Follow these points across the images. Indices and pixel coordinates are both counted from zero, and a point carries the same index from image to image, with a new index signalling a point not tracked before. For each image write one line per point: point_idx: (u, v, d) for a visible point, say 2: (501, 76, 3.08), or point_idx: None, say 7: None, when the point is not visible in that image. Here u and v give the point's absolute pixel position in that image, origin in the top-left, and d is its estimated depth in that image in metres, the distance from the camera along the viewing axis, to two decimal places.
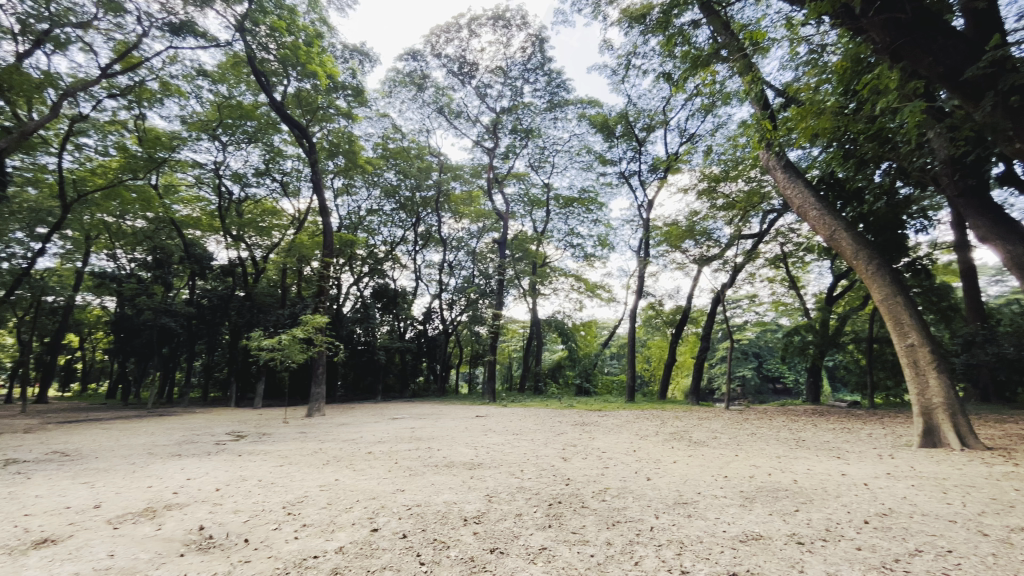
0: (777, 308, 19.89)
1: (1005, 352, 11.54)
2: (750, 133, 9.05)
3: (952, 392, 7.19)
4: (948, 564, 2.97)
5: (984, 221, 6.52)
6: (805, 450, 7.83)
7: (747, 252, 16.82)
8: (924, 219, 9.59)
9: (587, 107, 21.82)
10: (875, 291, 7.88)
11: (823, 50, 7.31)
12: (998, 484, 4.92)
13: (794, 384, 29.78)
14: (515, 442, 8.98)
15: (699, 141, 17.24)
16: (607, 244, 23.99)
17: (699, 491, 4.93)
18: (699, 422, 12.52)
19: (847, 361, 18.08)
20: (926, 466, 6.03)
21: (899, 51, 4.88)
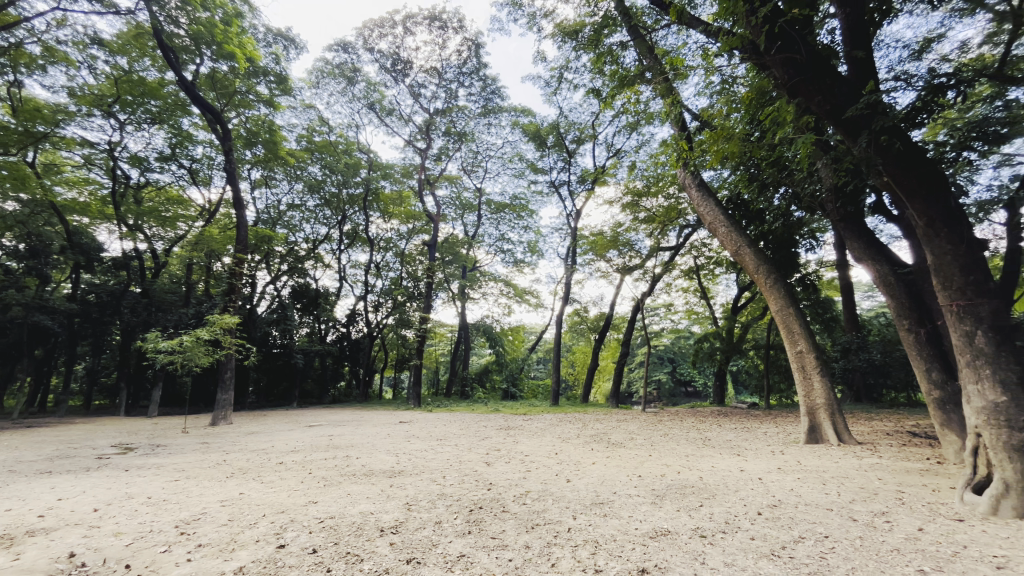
0: (690, 317, 21.36)
1: (873, 358, 13.36)
2: (669, 152, 9.65)
3: (832, 394, 8.13)
4: (825, 548, 3.32)
5: (859, 244, 7.50)
6: (710, 448, 8.45)
7: (664, 263, 17.93)
8: (813, 239, 10.74)
9: (521, 115, 22.18)
10: (772, 302, 8.70)
11: (732, 81, 8.01)
12: (865, 474, 5.61)
13: (703, 387, 32.10)
14: (439, 448, 8.85)
15: (624, 156, 18.13)
16: (536, 251, 24.46)
17: (615, 491, 5.14)
18: (618, 424, 13.08)
19: (748, 366, 19.78)
20: (809, 460, 6.75)
21: (795, 88, 5.42)
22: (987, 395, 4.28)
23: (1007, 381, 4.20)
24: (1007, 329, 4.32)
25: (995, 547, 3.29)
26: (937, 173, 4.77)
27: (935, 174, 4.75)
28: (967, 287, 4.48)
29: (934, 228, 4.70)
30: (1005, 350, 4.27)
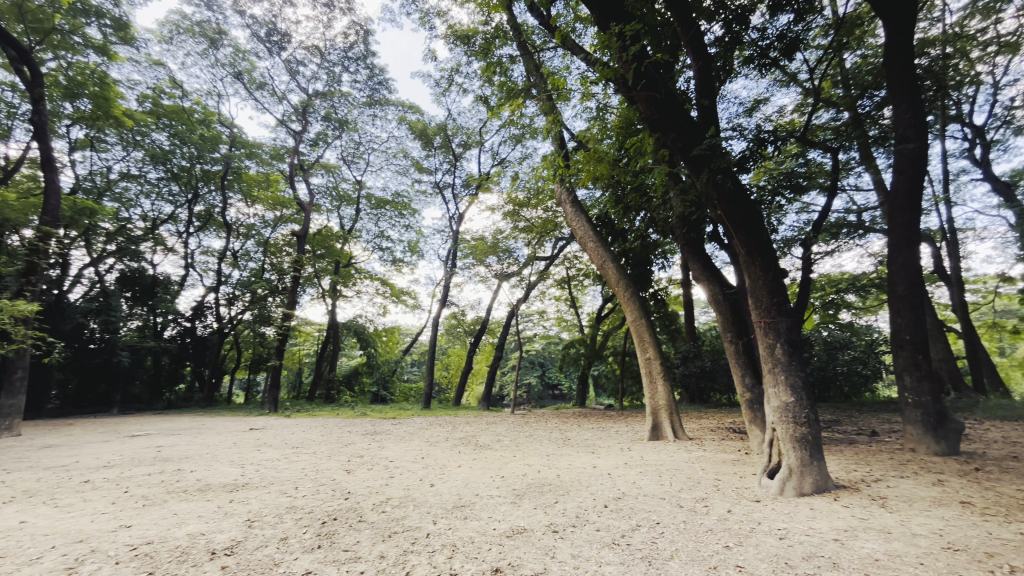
0: (560, 324, 22.65)
1: (705, 364, 15.67)
2: (548, 167, 10.20)
3: (672, 396, 9.25)
4: (655, 533, 3.74)
5: (698, 266, 8.68)
6: (569, 447, 9.03)
7: (540, 272, 18.80)
8: (665, 259, 12.14)
9: (408, 112, 21.59)
10: (629, 312, 9.63)
11: (606, 110, 8.78)
12: (692, 466, 6.47)
13: (567, 390, 34.26)
14: (294, 456, 8.12)
15: (508, 166, 18.66)
16: (416, 251, 23.90)
17: (478, 493, 5.22)
18: (487, 426, 13.33)
19: (607, 371, 21.58)
20: (650, 455, 7.58)
21: (655, 124, 6.13)
22: (781, 396, 5.23)
23: (794, 384, 5.19)
24: (797, 342, 5.34)
25: (779, 521, 4.02)
26: (755, 211, 5.72)
27: (754, 212, 5.70)
28: (770, 306, 5.46)
29: (752, 257, 5.63)
30: (794, 360, 5.27)
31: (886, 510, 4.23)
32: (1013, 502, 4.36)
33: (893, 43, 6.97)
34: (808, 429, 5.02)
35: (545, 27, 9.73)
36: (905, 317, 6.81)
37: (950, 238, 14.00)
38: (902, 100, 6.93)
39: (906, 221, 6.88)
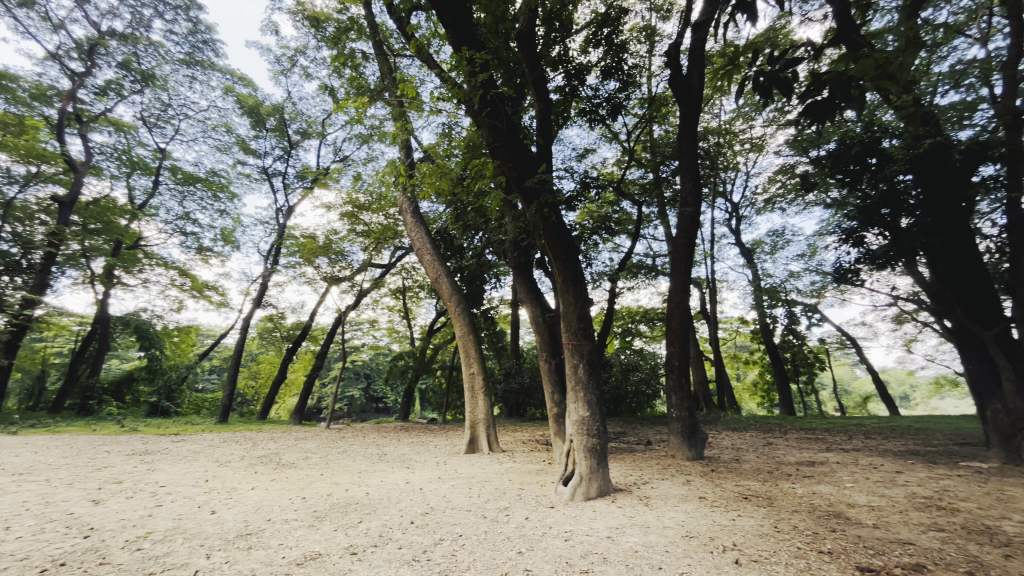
0: (390, 335, 21.96)
1: (524, 381, 16.76)
2: (391, 173, 9.96)
3: (490, 410, 9.67)
4: (456, 547, 3.82)
5: (524, 288, 9.34)
6: (384, 463, 8.70)
7: (374, 280, 18.03)
8: (497, 280, 12.78)
9: (238, 82, 18.93)
10: (458, 327, 9.85)
11: (454, 129, 9.03)
12: (500, 477, 6.84)
13: (392, 404, 33.23)
14: (12, 487, 6.19)
15: (350, 164, 17.66)
16: (231, 241, 20.78)
17: (270, 518, 4.67)
18: (295, 442, 12.08)
19: (434, 384, 21.60)
20: (463, 468, 7.76)
21: (496, 150, 6.52)
22: (579, 411, 5.89)
23: (590, 400, 5.91)
24: (595, 363, 6.12)
25: (566, 524, 4.48)
26: (572, 245, 6.44)
27: (572, 245, 6.40)
28: (577, 331, 6.16)
29: (567, 284, 6.29)
30: (592, 378, 6.01)
31: (648, 508, 5.05)
32: (731, 495, 5.62)
33: (686, 126, 8.62)
34: (597, 440, 5.75)
35: (403, 33, 9.62)
36: (675, 346, 8.33)
37: (711, 286, 17.75)
38: (688, 172, 8.61)
39: (683, 268, 8.50)
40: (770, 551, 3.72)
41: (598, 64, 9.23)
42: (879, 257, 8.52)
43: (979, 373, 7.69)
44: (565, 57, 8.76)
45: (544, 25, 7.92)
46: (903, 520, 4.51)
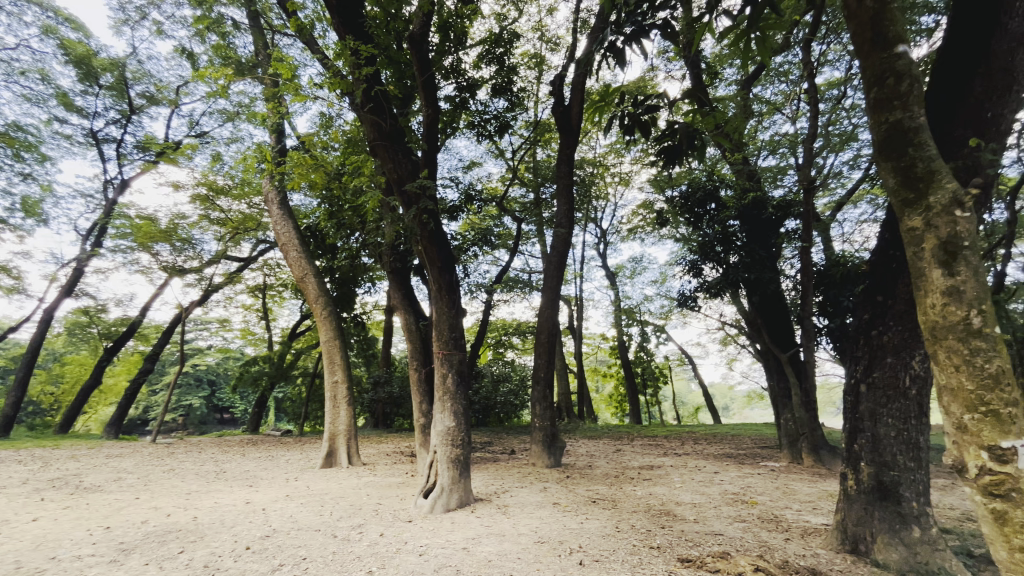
0: (244, 337, 19.65)
1: (393, 391, 16.09)
2: (257, 159, 8.98)
3: (353, 421, 9.12)
4: (298, 572, 3.49)
5: (399, 293, 9.09)
6: (221, 482, 7.67)
7: (228, 275, 16.00)
8: (372, 285, 12.22)
9: (62, 24, 15.58)
10: (323, 331, 9.18)
11: (334, 121, 8.49)
12: (357, 492, 6.45)
13: (240, 415, 29.63)
14: None
15: (208, 142, 15.55)
16: (35, 212, 16.84)
17: (55, 556, 3.79)
18: (104, 460, 10.06)
19: (293, 393, 19.76)
20: (316, 484, 7.17)
21: (376, 148, 6.30)
22: (445, 421, 5.84)
23: (455, 410, 5.90)
24: (464, 373, 6.14)
25: (422, 538, 4.38)
26: (450, 253, 6.43)
27: (449, 253, 6.38)
28: (448, 340, 6.12)
29: (441, 293, 6.24)
30: (459, 388, 6.01)
31: (504, 516, 5.17)
32: (582, 500, 6.02)
33: (565, 152, 9.20)
34: (460, 450, 5.76)
35: (283, 10, 8.83)
36: (543, 359, 8.75)
37: (579, 304, 19.07)
38: (563, 196, 9.19)
39: (553, 284, 9.00)
40: (610, 551, 4.03)
41: (488, 81, 9.44)
42: (712, 287, 9.93)
43: (777, 388, 9.34)
44: (457, 68, 8.80)
45: (439, 32, 7.87)
46: (716, 514, 5.24)
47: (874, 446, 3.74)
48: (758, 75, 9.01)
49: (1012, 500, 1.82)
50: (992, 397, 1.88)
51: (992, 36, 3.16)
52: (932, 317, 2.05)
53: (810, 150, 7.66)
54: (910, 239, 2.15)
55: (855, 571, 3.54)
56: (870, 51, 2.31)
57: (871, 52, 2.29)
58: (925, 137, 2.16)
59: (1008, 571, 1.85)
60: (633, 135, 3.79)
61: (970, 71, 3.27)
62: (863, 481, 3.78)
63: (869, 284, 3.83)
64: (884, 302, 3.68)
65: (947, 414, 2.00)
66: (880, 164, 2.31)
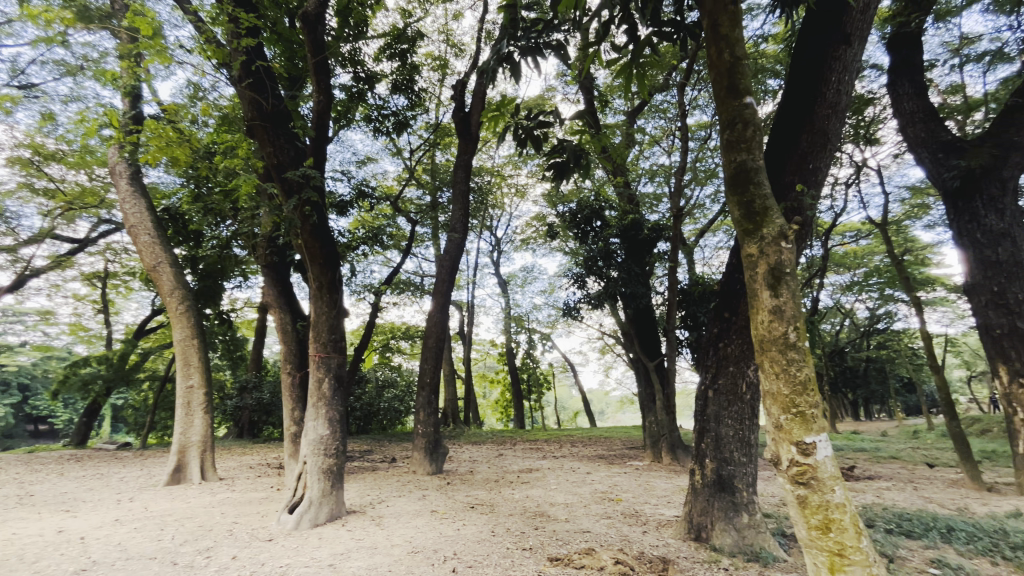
0: (73, 332, 16.46)
1: (262, 397, 14.59)
2: (103, 124, 7.63)
3: (210, 431, 8.10)
4: None
5: (273, 290, 8.32)
6: (25, 508, 6.29)
7: (56, 258, 13.33)
8: (243, 279, 11.01)
9: None
10: (177, 329, 8.04)
11: (206, 92, 7.53)
12: (209, 511, 5.72)
13: (62, 426, 24.67)
14: None
15: (37, 96, 12.87)
16: None
17: None
18: None
19: (136, 399, 16.99)
20: (158, 505, 6.22)
21: (255, 129, 5.72)
22: (319, 429, 5.44)
23: (332, 418, 5.54)
24: (342, 377, 5.80)
25: (283, 558, 4.02)
26: (334, 250, 6.04)
27: (332, 250, 5.99)
28: (327, 342, 5.73)
29: (322, 291, 5.83)
30: (336, 394, 5.66)
31: (378, 528, 4.96)
32: (461, 506, 6.00)
33: (463, 158, 9.21)
34: (333, 460, 5.42)
35: None
36: (429, 364, 8.61)
37: (470, 309, 19.15)
38: (458, 201, 9.18)
39: (444, 289, 8.93)
40: (483, 555, 4.06)
41: (389, 76, 9.14)
42: (594, 299, 10.61)
43: (645, 394, 10.23)
44: (356, 57, 8.36)
45: (338, 16, 7.41)
46: (585, 513, 5.56)
47: (716, 445, 4.26)
48: (642, 109, 9.93)
49: (812, 486, 2.18)
50: (801, 400, 2.24)
51: (816, 103, 3.86)
52: (761, 332, 2.39)
53: (680, 182, 8.59)
54: (747, 263, 2.49)
55: (696, 557, 3.99)
56: (726, 98, 2.65)
57: (728, 98, 2.62)
58: (762, 178, 2.53)
59: (807, 546, 2.22)
60: (528, 147, 3.95)
61: (798, 128, 3.92)
62: (706, 475, 4.28)
63: (719, 302, 4.37)
64: (730, 318, 4.23)
65: (769, 415, 2.34)
66: (730, 199, 2.63)
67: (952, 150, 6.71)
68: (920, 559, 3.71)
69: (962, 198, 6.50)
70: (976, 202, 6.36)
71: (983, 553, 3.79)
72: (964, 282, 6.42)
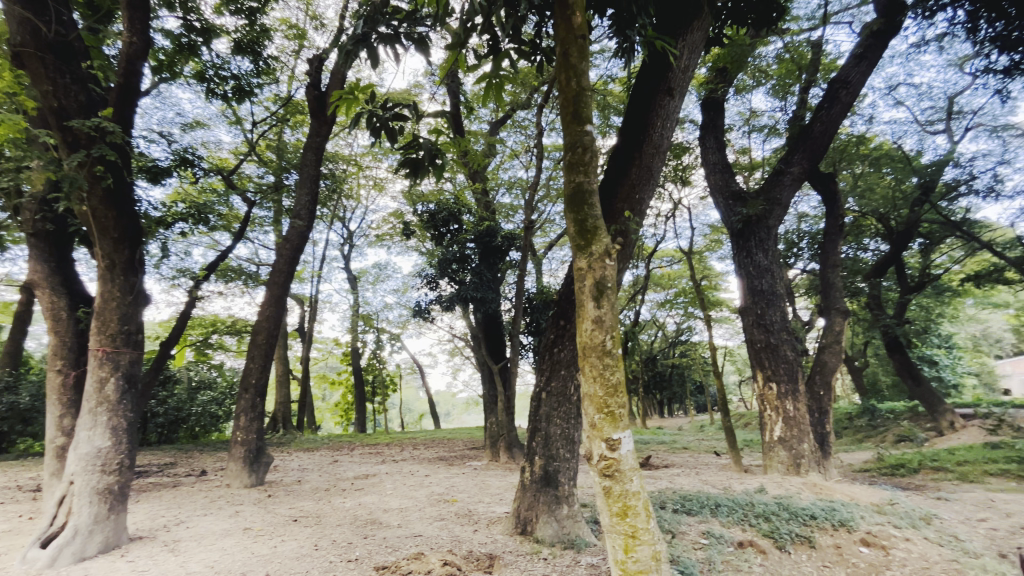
0: None
1: (17, 401, 11.37)
2: None
3: None
4: None
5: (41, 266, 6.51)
6: None
7: None
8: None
9: None
10: None
11: None
12: None
13: None
14: None
15: None
16: None
17: None
18: None
19: None
20: None
21: (27, 60, 4.47)
22: (96, 441, 4.43)
23: (117, 426, 4.56)
24: (135, 377, 4.83)
25: None
26: (135, 224, 5.01)
27: (133, 224, 4.96)
28: (116, 334, 4.71)
29: (113, 271, 4.79)
30: (125, 397, 4.68)
31: (171, 554, 4.22)
32: (280, 520, 5.44)
33: (315, 140, 8.45)
34: (114, 478, 4.46)
35: None
36: (256, 363, 7.69)
37: (312, 305, 17.64)
38: (305, 186, 8.39)
39: (282, 280, 8.08)
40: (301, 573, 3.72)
41: (231, 33, 7.98)
42: (446, 301, 10.63)
43: (488, 395, 10.58)
44: (189, 2, 7.11)
45: None
46: (419, 517, 5.49)
47: (545, 443, 4.58)
48: (505, 122, 10.33)
49: (615, 478, 2.47)
50: (613, 401, 2.52)
51: (644, 142, 4.44)
52: (585, 339, 2.62)
53: (533, 196, 9.12)
54: (577, 275, 2.72)
55: (519, 550, 4.23)
56: (570, 123, 2.88)
57: (572, 123, 2.85)
58: (595, 200, 2.80)
59: (608, 531, 2.50)
60: (382, 139, 3.82)
61: (629, 161, 4.47)
62: (534, 472, 4.57)
63: (557, 310, 4.75)
64: (564, 325, 4.62)
65: (586, 415, 2.58)
66: (569, 216, 2.85)
67: (739, 199, 8.33)
68: (695, 532, 4.48)
69: (743, 238, 8.10)
70: (751, 242, 7.98)
71: (738, 522, 4.74)
72: (740, 305, 7.98)
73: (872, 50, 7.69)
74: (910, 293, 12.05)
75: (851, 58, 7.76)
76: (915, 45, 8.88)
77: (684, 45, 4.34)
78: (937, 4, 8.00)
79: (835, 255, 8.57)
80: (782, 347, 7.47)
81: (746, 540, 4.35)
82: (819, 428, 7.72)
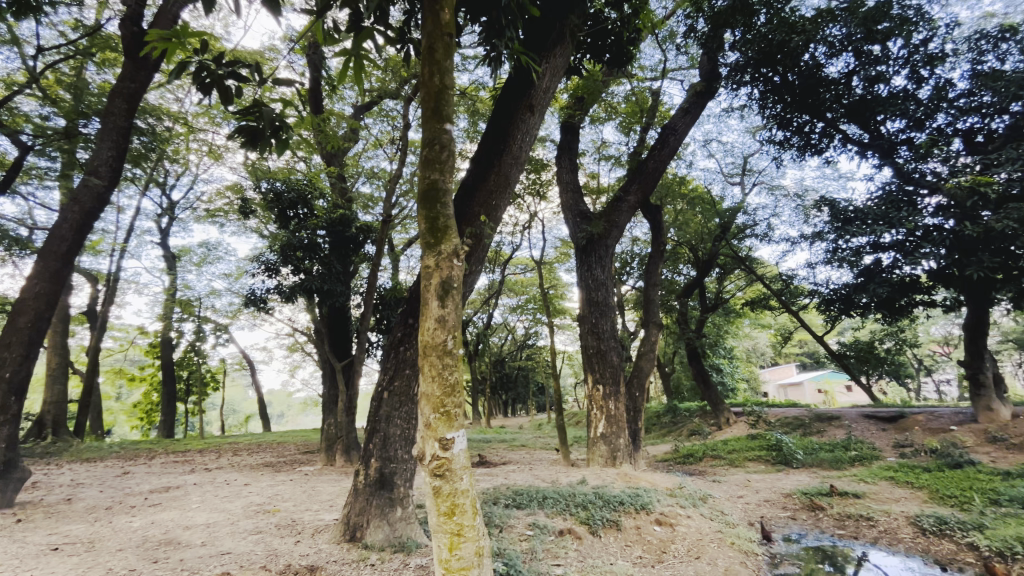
0: None
1: None
2: None
3: None
4: None
5: None
6: None
7: None
8: None
9: None
10: None
11: None
12: None
13: None
14: None
15: None
16: None
17: None
18: None
19: None
20: None
21: None
22: None
23: None
24: None
25: None
26: None
27: None
28: None
29: None
30: None
31: None
32: (32, 550, 4.31)
33: (125, 84, 6.93)
34: None
35: None
36: (13, 351, 6.03)
37: (110, 284, 14.54)
38: (107, 138, 6.83)
39: (62, 250, 6.46)
40: None
41: None
42: (286, 291, 9.66)
43: (328, 395, 9.88)
44: None
45: None
46: (230, 532, 4.86)
47: (383, 444, 4.43)
48: (370, 109, 9.84)
49: (445, 477, 2.49)
50: (449, 400, 2.55)
51: (503, 151, 4.62)
52: (428, 338, 2.60)
53: (393, 189, 8.84)
54: (423, 273, 2.70)
55: (345, 558, 4.00)
56: (430, 118, 2.84)
57: (432, 119, 2.82)
58: (448, 199, 2.81)
59: (434, 531, 2.50)
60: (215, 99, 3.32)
61: (488, 166, 4.61)
62: (368, 475, 4.37)
63: (405, 308, 4.63)
64: (411, 324, 4.52)
65: (422, 415, 2.56)
66: (422, 214, 2.80)
67: (584, 218, 9.18)
68: (522, 524, 4.76)
69: (586, 254, 8.93)
70: (592, 258, 8.84)
71: (560, 512, 5.17)
72: (579, 314, 8.76)
73: (695, 107, 9.16)
74: (707, 312, 14.57)
75: (679, 111, 9.13)
76: (725, 110, 10.82)
77: (547, 68, 4.64)
78: (740, 80, 9.84)
79: (656, 276, 9.94)
80: (609, 353, 8.39)
81: (565, 528, 4.76)
82: (633, 425, 8.87)
